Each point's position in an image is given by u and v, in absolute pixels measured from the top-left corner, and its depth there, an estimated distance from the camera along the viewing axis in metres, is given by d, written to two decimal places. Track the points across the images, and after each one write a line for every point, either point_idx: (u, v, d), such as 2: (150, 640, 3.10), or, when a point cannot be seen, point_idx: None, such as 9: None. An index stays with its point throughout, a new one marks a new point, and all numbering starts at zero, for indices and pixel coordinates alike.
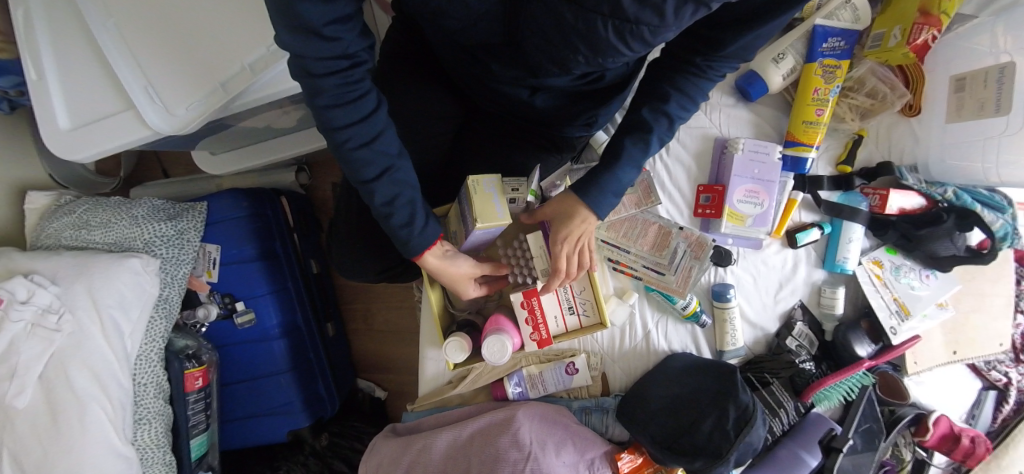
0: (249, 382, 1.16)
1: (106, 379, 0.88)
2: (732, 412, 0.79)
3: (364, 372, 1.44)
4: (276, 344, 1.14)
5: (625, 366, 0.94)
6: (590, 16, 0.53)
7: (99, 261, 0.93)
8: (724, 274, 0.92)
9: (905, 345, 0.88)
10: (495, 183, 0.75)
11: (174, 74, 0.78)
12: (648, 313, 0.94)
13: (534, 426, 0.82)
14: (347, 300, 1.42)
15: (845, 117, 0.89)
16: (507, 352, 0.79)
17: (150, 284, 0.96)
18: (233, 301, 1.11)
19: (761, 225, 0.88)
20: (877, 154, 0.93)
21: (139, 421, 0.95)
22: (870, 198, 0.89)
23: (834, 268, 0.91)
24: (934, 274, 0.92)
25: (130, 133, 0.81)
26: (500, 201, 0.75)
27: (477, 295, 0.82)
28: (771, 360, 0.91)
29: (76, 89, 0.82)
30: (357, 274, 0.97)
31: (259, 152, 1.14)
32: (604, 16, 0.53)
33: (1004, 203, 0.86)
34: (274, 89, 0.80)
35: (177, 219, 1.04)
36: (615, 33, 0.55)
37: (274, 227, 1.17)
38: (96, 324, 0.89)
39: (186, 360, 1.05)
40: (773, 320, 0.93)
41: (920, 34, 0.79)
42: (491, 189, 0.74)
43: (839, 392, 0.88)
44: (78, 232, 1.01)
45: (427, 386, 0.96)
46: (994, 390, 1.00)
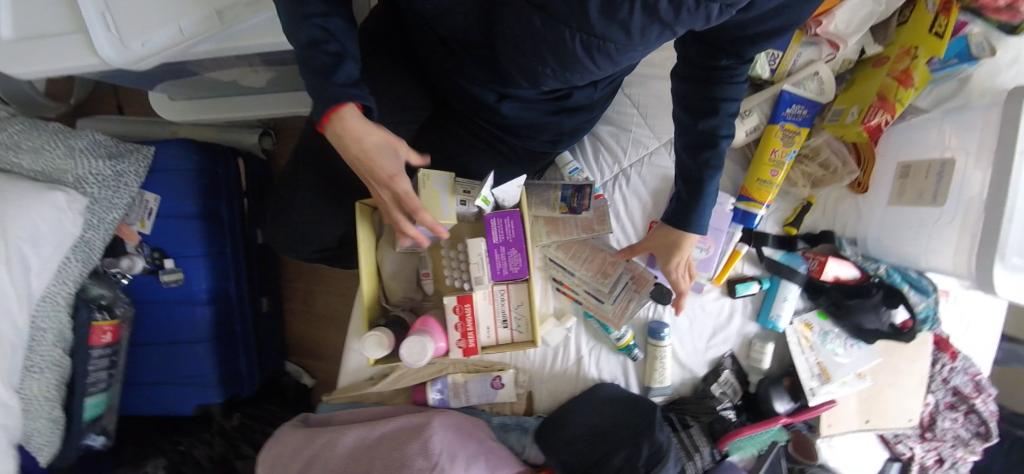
0: (162, 346, 1.09)
1: (2, 318, 0.81)
2: (645, 447, 0.79)
3: (294, 355, 1.39)
4: (201, 310, 1.08)
5: (551, 388, 0.93)
6: (558, 27, 0.53)
7: (20, 189, 0.86)
8: (662, 312, 0.93)
9: (820, 408, 0.91)
10: (447, 183, 0.77)
11: (136, 7, 0.74)
12: (584, 339, 0.93)
13: (448, 436, 0.78)
14: (288, 276, 1.37)
15: (797, 183, 0.92)
16: (427, 355, 0.75)
17: (71, 223, 0.90)
18: (162, 258, 1.05)
19: (703, 269, 0.91)
20: (822, 222, 0.98)
21: (30, 369, 0.88)
22: (809, 262, 0.92)
23: (767, 324, 0.93)
24: (858, 344, 0.96)
25: (76, 58, 0.77)
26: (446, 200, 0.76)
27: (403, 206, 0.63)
28: (694, 404, 0.92)
29: (27, 2, 0.77)
30: (291, 251, 0.92)
31: (222, 107, 1.10)
32: (573, 29, 0.53)
33: (929, 287, 0.91)
34: (239, 43, 0.77)
35: (118, 160, 0.99)
36: (582, 48, 0.55)
37: (222, 187, 1.13)
38: (2, 257, 0.81)
39: (96, 311, 0.98)
40: (703, 365, 0.95)
41: (874, 116, 0.83)
42: (441, 187, 0.76)
43: (755, 444, 0.90)
44: (1, 152, 0.93)
45: (347, 379, 0.93)
46: (898, 462, 1.04)
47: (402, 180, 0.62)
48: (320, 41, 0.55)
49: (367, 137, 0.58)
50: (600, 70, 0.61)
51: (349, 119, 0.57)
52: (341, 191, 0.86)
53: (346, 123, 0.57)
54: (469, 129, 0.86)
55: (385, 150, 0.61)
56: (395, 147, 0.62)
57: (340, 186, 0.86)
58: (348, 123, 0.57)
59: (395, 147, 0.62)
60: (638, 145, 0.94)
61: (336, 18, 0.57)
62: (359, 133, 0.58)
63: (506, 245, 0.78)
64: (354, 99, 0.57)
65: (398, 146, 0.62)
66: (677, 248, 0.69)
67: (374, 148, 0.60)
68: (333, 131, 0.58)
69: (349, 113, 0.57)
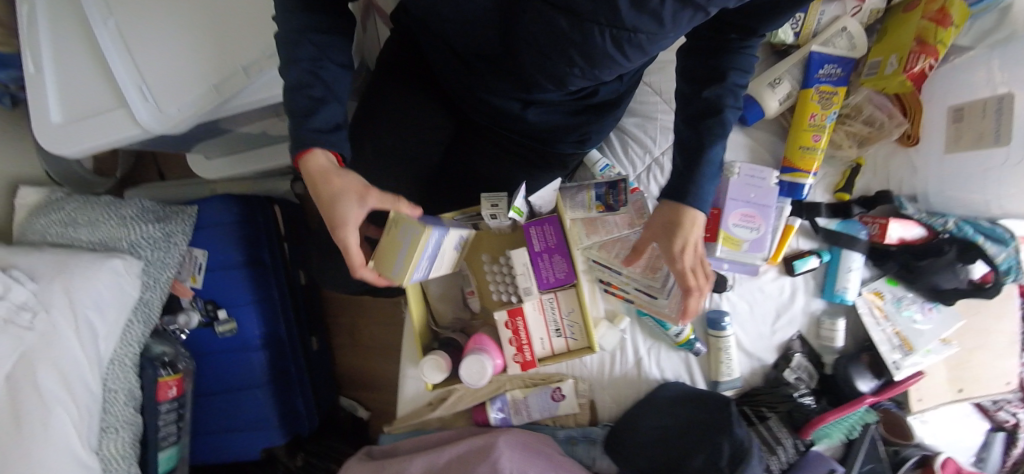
0: (224, 394, 1.11)
1: (75, 382, 0.84)
2: (725, 447, 0.75)
3: (348, 390, 1.40)
4: (256, 356, 1.10)
5: (614, 394, 0.90)
6: (585, 25, 0.53)
7: (81, 261, 0.91)
8: (719, 300, 0.90)
9: (908, 382, 0.85)
10: (415, 240, 0.62)
11: (169, 74, 0.78)
12: (640, 338, 0.90)
13: (515, 454, 0.76)
14: (334, 313, 1.39)
15: (842, 144, 0.87)
16: (487, 374, 0.74)
17: (130, 286, 0.95)
18: (215, 309, 1.08)
19: (757, 251, 0.85)
20: (875, 183, 0.91)
21: (106, 429, 0.91)
22: (869, 227, 0.86)
23: (833, 298, 0.88)
24: (937, 307, 0.89)
25: (119, 131, 0.81)
26: (405, 257, 0.63)
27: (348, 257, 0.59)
28: (768, 393, 0.87)
29: (71, 85, 0.82)
30: (341, 285, 0.94)
31: (254, 159, 1.14)
32: (601, 25, 0.52)
33: (1007, 235, 0.82)
34: (265, 94, 0.80)
35: (165, 222, 1.03)
36: (612, 43, 0.54)
37: (263, 234, 1.15)
38: (70, 324, 0.86)
39: (161, 367, 1.01)
40: (770, 351, 0.90)
41: (916, 63, 0.78)
42: (408, 240, 0.62)
43: (840, 430, 0.83)
44: (64, 229, 1.00)
45: (406, 407, 0.92)
46: (1002, 431, 0.95)
47: (349, 232, 0.57)
48: (318, 77, 0.56)
49: (324, 183, 0.56)
50: (627, 64, 0.60)
51: (314, 163, 0.56)
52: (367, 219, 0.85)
53: (310, 167, 0.56)
54: (494, 142, 0.85)
55: (339, 197, 0.56)
56: (357, 193, 0.56)
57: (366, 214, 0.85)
58: (309, 166, 0.55)
59: (354, 196, 0.56)
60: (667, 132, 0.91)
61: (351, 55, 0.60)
62: (319, 177, 0.56)
63: (548, 252, 0.77)
64: (325, 146, 0.56)
65: (358, 195, 0.56)
66: (678, 224, 0.58)
67: (328, 195, 0.56)
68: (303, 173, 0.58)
69: (314, 157, 0.55)
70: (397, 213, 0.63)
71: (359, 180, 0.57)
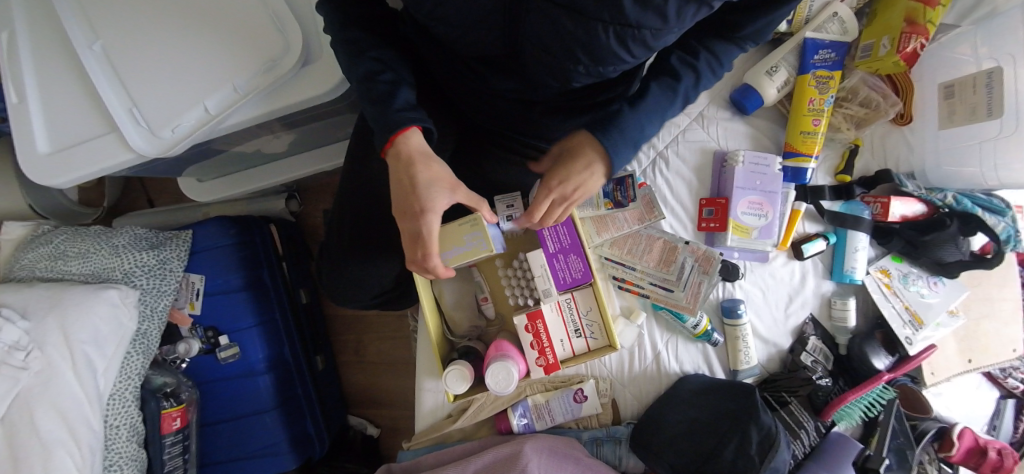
0: (229, 423, 1.07)
1: (76, 423, 0.81)
2: (754, 434, 0.75)
3: (356, 408, 1.36)
4: (263, 379, 1.06)
5: (635, 391, 0.89)
6: (588, 23, 0.52)
7: (74, 294, 0.87)
8: (733, 289, 0.90)
9: (922, 355, 0.86)
10: (476, 250, 0.70)
11: (160, 94, 0.75)
12: (657, 333, 0.90)
13: (544, 461, 0.76)
14: (338, 331, 1.36)
15: (841, 127, 0.89)
16: (514, 380, 0.74)
17: (127, 318, 0.90)
18: (217, 335, 1.04)
19: (766, 237, 0.87)
20: (874, 164, 0.93)
21: (110, 468, 0.88)
22: (871, 207, 0.88)
23: (843, 278, 0.89)
24: (941, 281, 0.91)
25: (109, 158, 0.78)
26: (459, 254, 0.70)
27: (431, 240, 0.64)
28: (787, 378, 0.87)
29: (57, 114, 0.79)
30: (351, 302, 0.91)
31: (248, 179, 1.11)
32: (606, 22, 0.52)
33: (1003, 205, 0.86)
34: (260, 110, 0.77)
35: (160, 248, 0.99)
36: (616, 39, 0.54)
37: (262, 255, 1.12)
38: (67, 362, 0.82)
39: (163, 399, 0.97)
40: (786, 335, 0.90)
41: (908, 43, 0.81)
42: (470, 244, 0.70)
43: (859, 408, 0.85)
44: (53, 262, 0.96)
45: (425, 421, 0.90)
46: (1012, 398, 0.97)
47: (435, 219, 0.63)
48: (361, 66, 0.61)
49: (418, 165, 0.61)
50: (631, 61, 0.58)
51: (411, 141, 0.61)
52: (371, 229, 0.83)
53: (404, 147, 0.61)
54: (502, 145, 0.86)
55: (433, 184, 0.62)
56: (449, 185, 0.64)
57: (370, 225, 0.83)
58: (409, 143, 0.61)
59: (445, 186, 0.63)
60: (669, 125, 0.92)
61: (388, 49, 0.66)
62: (413, 159, 0.61)
63: (563, 252, 0.76)
64: (416, 123, 0.61)
65: (450, 186, 0.64)
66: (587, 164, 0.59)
67: (423, 179, 0.62)
68: (391, 155, 0.63)
69: (411, 138, 0.61)
70: (478, 219, 0.70)
71: (449, 173, 0.64)
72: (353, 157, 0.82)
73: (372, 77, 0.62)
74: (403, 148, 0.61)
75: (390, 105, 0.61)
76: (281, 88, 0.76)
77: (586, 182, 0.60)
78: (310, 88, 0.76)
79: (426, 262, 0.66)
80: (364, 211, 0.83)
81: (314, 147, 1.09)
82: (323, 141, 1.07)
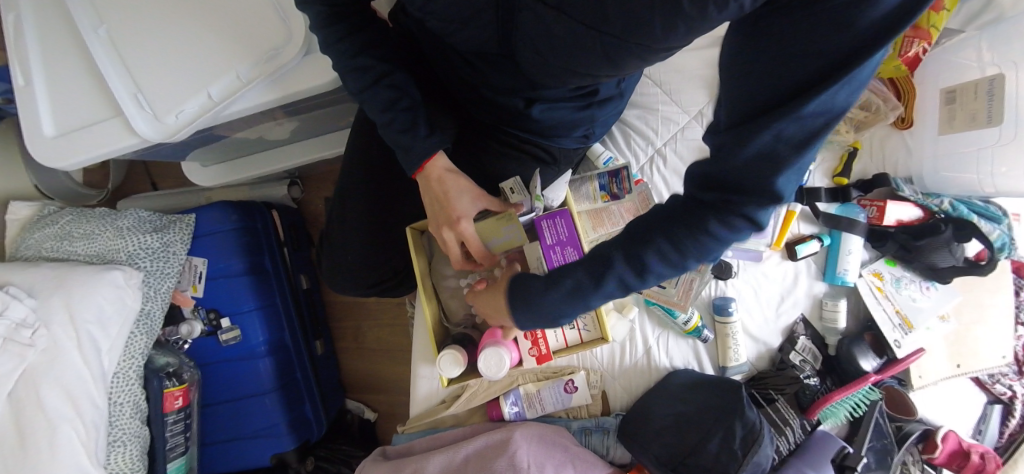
0: (230, 403, 1.10)
1: (82, 399, 0.83)
2: (738, 429, 0.76)
3: (353, 393, 1.39)
4: (262, 362, 1.08)
5: (625, 383, 0.91)
6: (577, 28, 0.49)
7: (79, 274, 0.89)
8: (724, 288, 0.91)
9: (910, 358, 0.87)
10: (512, 241, 0.72)
11: (163, 81, 0.76)
12: (648, 327, 0.92)
13: (533, 447, 0.78)
14: (336, 316, 1.38)
15: (841, 129, 0.89)
16: (506, 364, 0.75)
17: (131, 299, 0.92)
18: (218, 317, 1.07)
19: (760, 237, 0.88)
20: (872, 166, 0.94)
21: (114, 443, 0.90)
22: (867, 210, 0.89)
23: (834, 280, 0.90)
24: (934, 286, 0.92)
25: (113, 142, 0.79)
26: (496, 247, 0.72)
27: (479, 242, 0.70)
28: (775, 376, 0.89)
29: (63, 98, 0.80)
30: (349, 288, 0.92)
31: (252, 164, 1.13)
32: (592, 29, 0.48)
33: (999, 213, 0.87)
34: (260, 101, 0.77)
35: (163, 232, 1.01)
36: (602, 48, 0.50)
37: (263, 241, 1.14)
38: (73, 341, 0.84)
39: (166, 378, 1.00)
40: (776, 334, 0.91)
41: (911, 47, 0.82)
42: (506, 236, 0.72)
43: (845, 408, 0.86)
44: (60, 243, 0.98)
45: (420, 407, 0.92)
46: (999, 404, 0.98)
47: (469, 223, 0.69)
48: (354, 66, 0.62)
49: (450, 182, 0.69)
50: (624, 69, 0.54)
51: (440, 165, 0.69)
52: (368, 219, 0.84)
53: (434, 171, 0.68)
54: (502, 141, 0.84)
55: (463, 194, 0.69)
56: (475, 192, 0.71)
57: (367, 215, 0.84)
58: (436, 166, 0.68)
59: (473, 194, 0.71)
60: (668, 123, 0.93)
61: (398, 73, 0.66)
62: (444, 178, 0.69)
63: (560, 245, 0.75)
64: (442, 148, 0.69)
65: (475, 194, 0.71)
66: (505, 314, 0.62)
67: (454, 190, 0.69)
68: (421, 179, 0.69)
69: (438, 161, 0.68)
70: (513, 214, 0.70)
71: (473, 184, 0.72)
72: (353, 148, 0.83)
73: (392, 107, 0.65)
74: (430, 173, 0.68)
75: (418, 134, 0.66)
76: (283, 78, 0.76)
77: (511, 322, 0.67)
78: (313, 79, 0.76)
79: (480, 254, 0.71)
80: (362, 201, 0.83)
81: (317, 136, 1.10)
82: (326, 130, 1.09)
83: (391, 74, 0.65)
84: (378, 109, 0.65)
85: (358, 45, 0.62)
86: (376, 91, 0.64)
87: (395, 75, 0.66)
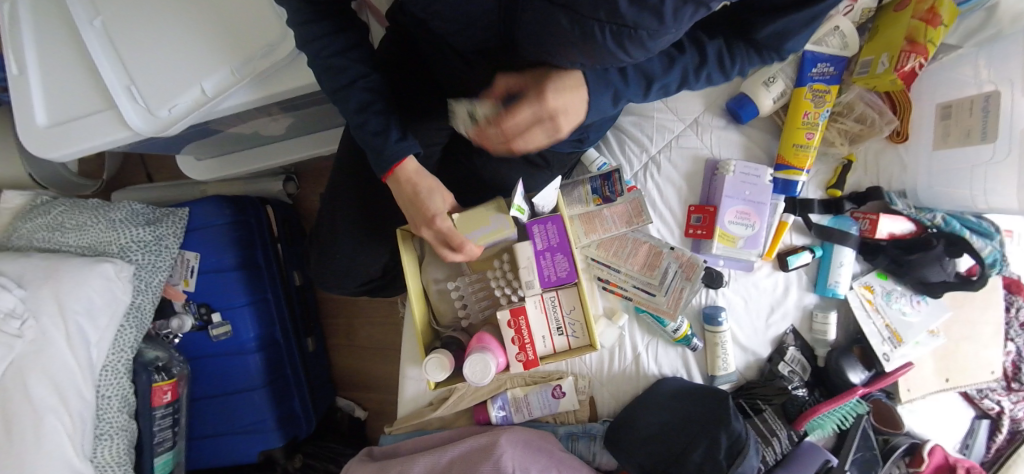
0: (219, 398, 1.10)
1: (68, 391, 0.83)
2: (723, 440, 0.76)
3: (344, 390, 1.39)
4: (252, 358, 1.08)
5: (613, 389, 0.91)
6: (585, 24, 0.47)
7: (70, 266, 0.89)
8: (715, 296, 0.91)
9: (899, 372, 0.87)
10: (500, 230, 0.71)
11: (156, 75, 0.76)
12: (638, 335, 0.92)
13: (518, 452, 0.77)
14: (328, 313, 1.38)
15: (835, 142, 0.90)
16: (490, 372, 0.74)
17: (122, 292, 0.92)
18: (209, 312, 1.07)
19: (751, 247, 0.88)
20: (866, 180, 0.94)
21: (99, 437, 0.89)
22: (860, 223, 0.89)
23: (825, 292, 0.90)
24: (924, 300, 0.92)
25: (106, 135, 0.79)
26: (482, 235, 0.71)
27: (456, 233, 0.67)
28: (763, 386, 0.89)
29: (56, 89, 0.80)
30: (338, 287, 0.92)
31: (247, 159, 1.12)
32: (601, 21, 0.47)
33: (991, 229, 0.87)
34: (253, 97, 0.77)
35: (156, 225, 1.00)
36: (614, 41, 0.48)
37: (257, 236, 1.14)
38: (61, 332, 0.84)
39: (155, 372, 0.99)
40: (765, 345, 0.92)
41: (907, 61, 0.82)
42: (494, 225, 0.71)
43: (833, 420, 0.85)
44: (51, 233, 0.98)
45: (407, 407, 0.92)
46: (986, 419, 0.98)
47: (446, 219, 0.67)
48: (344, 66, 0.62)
49: (422, 183, 0.67)
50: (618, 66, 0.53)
51: (410, 167, 0.67)
52: (358, 219, 0.84)
53: (403, 174, 0.67)
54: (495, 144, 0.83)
55: (433, 191, 0.68)
56: (444, 192, 0.70)
57: (357, 214, 0.83)
58: (407, 170, 0.66)
59: (443, 194, 0.69)
60: (663, 130, 0.93)
61: (374, 77, 0.66)
62: (415, 180, 0.67)
63: (551, 250, 0.76)
64: (412, 152, 0.67)
65: (444, 194, 0.70)
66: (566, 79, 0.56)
67: (426, 188, 0.67)
68: (392, 182, 0.68)
69: (408, 164, 0.66)
70: (502, 203, 0.72)
71: (442, 185, 0.71)
72: (345, 146, 0.83)
73: (363, 110, 0.64)
74: (400, 178, 0.67)
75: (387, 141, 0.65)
76: (277, 75, 0.76)
77: (573, 103, 0.56)
78: (309, 76, 0.76)
79: (459, 246, 0.67)
80: (353, 201, 0.83)
81: (313, 132, 1.10)
82: (321, 127, 1.08)
83: (367, 76, 0.65)
84: (351, 110, 0.64)
85: (340, 45, 0.62)
86: (349, 92, 0.63)
87: (372, 77, 0.65)
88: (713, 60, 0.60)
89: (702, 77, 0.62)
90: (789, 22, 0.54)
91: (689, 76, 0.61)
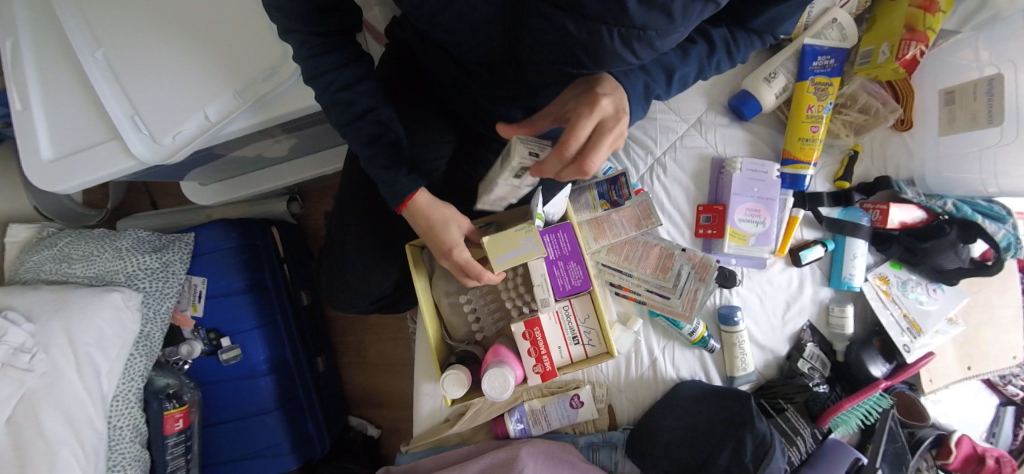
0: (231, 424, 1.08)
1: (81, 423, 0.82)
2: (748, 441, 0.74)
3: (357, 409, 1.38)
4: (264, 381, 1.07)
5: (631, 395, 0.90)
6: (593, 26, 0.47)
7: (78, 296, 0.88)
8: (730, 296, 0.90)
9: (920, 363, 0.86)
10: (530, 254, 0.68)
11: (160, 101, 0.76)
12: (654, 339, 0.91)
13: (539, 465, 0.76)
14: (338, 331, 1.37)
15: (840, 133, 0.90)
16: (510, 386, 0.73)
17: (131, 320, 0.92)
18: (219, 337, 1.06)
19: (763, 244, 0.87)
20: (874, 169, 0.93)
21: (113, 468, 0.88)
22: (871, 213, 0.88)
23: (841, 285, 0.89)
24: (941, 288, 0.91)
25: (111, 164, 0.78)
26: (512, 257, 0.68)
27: (472, 264, 0.69)
28: (784, 385, 0.87)
29: (60, 121, 0.80)
30: (348, 305, 0.91)
31: (250, 182, 1.12)
32: (609, 25, 0.47)
33: (1003, 212, 0.86)
34: (257, 119, 0.77)
35: (163, 251, 1.00)
36: (621, 44, 0.48)
37: (264, 258, 1.13)
38: (71, 363, 0.83)
39: (166, 400, 0.98)
40: (784, 342, 0.90)
41: (908, 49, 0.82)
42: (525, 248, 0.69)
43: (856, 415, 0.84)
44: (58, 265, 0.97)
45: (423, 424, 0.91)
46: (1011, 405, 0.97)
47: (463, 249, 0.69)
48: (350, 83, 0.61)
49: (435, 214, 0.69)
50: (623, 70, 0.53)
51: (422, 201, 0.68)
52: (366, 235, 0.83)
53: (416, 207, 0.68)
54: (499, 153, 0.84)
55: (447, 222, 0.69)
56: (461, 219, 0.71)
57: (364, 231, 0.83)
58: (419, 204, 0.68)
59: (459, 222, 0.71)
60: (667, 131, 0.93)
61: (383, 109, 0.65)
62: (428, 212, 0.68)
63: (563, 259, 0.76)
64: (422, 185, 0.68)
65: (461, 221, 0.71)
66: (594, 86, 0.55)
67: (440, 221, 0.69)
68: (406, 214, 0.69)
69: (419, 198, 0.68)
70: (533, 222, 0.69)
71: (457, 210, 0.72)
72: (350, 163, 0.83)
73: (374, 142, 0.64)
74: (414, 212, 0.68)
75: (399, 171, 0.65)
76: (280, 95, 0.77)
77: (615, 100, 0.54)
78: (311, 96, 0.76)
79: (478, 276, 0.70)
80: (361, 217, 0.83)
81: (316, 151, 1.10)
82: (323, 146, 1.09)
83: (375, 109, 0.64)
84: (360, 143, 0.64)
85: (346, 79, 0.60)
86: (360, 125, 0.63)
87: (380, 110, 0.65)
88: (721, 46, 0.61)
89: (711, 63, 0.63)
90: (784, 8, 0.57)
91: (704, 65, 0.62)
